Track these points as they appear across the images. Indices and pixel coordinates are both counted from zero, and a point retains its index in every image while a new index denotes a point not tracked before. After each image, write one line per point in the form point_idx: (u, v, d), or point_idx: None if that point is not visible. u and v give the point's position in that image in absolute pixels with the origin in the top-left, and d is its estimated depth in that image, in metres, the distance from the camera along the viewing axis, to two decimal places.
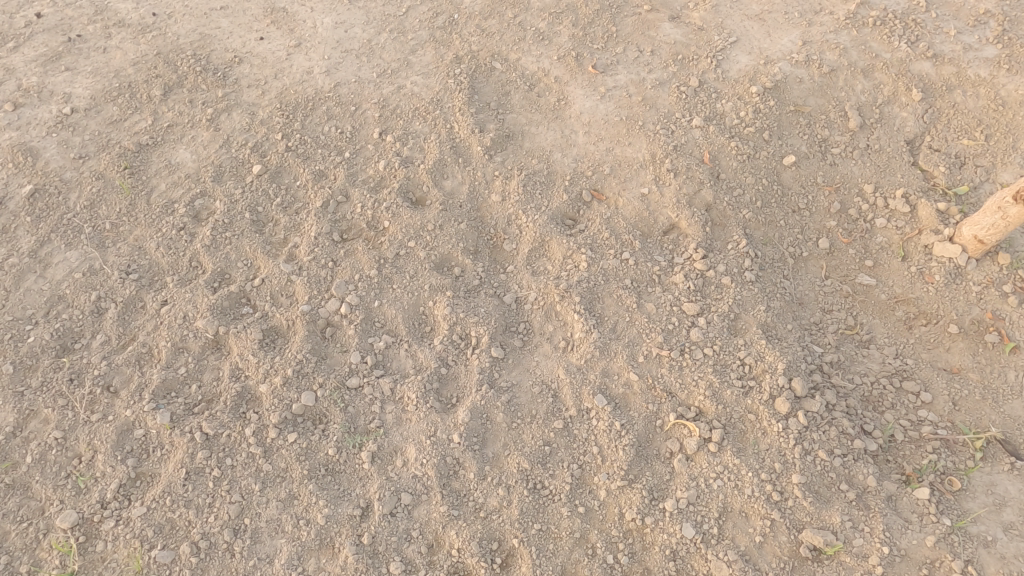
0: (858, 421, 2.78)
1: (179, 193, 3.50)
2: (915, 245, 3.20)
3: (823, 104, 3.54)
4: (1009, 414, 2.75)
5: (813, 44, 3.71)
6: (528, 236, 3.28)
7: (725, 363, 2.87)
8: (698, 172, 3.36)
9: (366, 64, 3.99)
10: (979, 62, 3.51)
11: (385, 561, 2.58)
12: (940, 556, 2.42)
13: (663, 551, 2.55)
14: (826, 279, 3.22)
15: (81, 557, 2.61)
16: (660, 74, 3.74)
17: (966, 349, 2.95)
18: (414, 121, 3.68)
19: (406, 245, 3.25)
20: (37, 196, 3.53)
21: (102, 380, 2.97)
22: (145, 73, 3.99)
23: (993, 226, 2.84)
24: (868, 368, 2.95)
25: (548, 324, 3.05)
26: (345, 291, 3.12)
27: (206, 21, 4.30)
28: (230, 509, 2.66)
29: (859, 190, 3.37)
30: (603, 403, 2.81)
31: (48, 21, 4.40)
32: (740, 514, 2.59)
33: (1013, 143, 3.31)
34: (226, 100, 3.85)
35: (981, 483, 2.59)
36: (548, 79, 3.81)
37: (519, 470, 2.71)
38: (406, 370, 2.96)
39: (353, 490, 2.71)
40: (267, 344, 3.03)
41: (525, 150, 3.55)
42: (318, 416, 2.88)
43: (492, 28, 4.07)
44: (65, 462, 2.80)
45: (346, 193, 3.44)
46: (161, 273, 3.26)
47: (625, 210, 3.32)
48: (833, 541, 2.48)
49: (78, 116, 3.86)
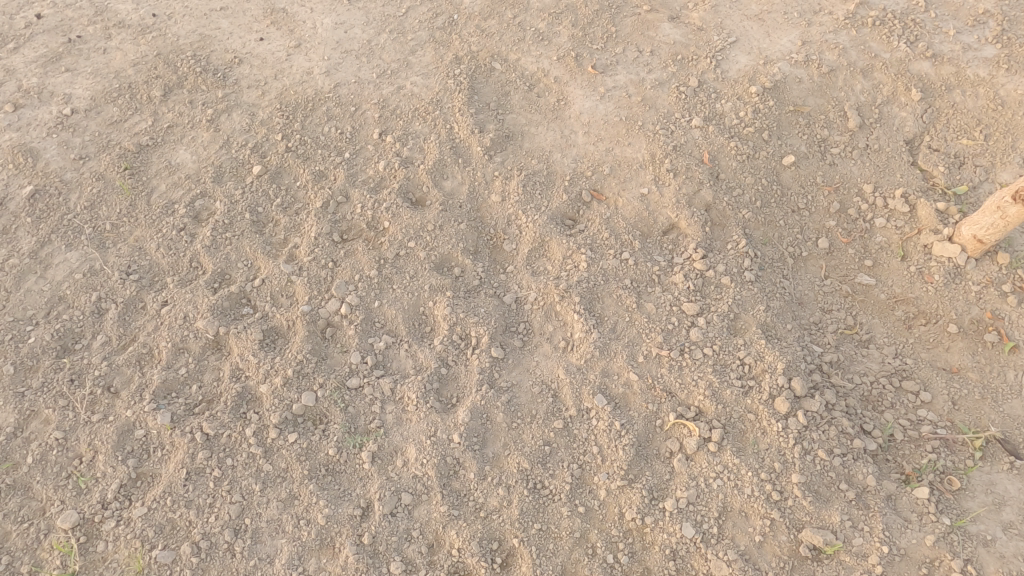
0: (858, 421, 2.79)
1: (179, 194, 3.50)
2: (914, 245, 3.21)
3: (823, 103, 3.54)
4: (1008, 414, 2.75)
5: (812, 43, 3.72)
6: (528, 236, 3.29)
7: (724, 363, 2.87)
8: (698, 172, 3.36)
9: (366, 64, 3.99)
10: (978, 62, 3.52)
11: (385, 561, 2.58)
12: (939, 555, 2.43)
13: (663, 550, 2.55)
14: (825, 279, 3.22)
15: (82, 557, 2.61)
16: (660, 74, 3.75)
17: (966, 348, 2.95)
18: (414, 121, 3.68)
19: (406, 245, 3.25)
20: (38, 197, 3.54)
21: (102, 380, 2.97)
22: (145, 74, 3.99)
23: (992, 226, 2.85)
24: (868, 368, 2.96)
25: (548, 324, 3.06)
26: (345, 291, 3.12)
27: (206, 22, 4.31)
28: (230, 509, 2.67)
29: (859, 190, 3.37)
30: (602, 403, 2.82)
31: (49, 21, 4.40)
32: (740, 513, 2.59)
33: (1011, 143, 3.32)
34: (226, 101, 3.86)
35: (980, 482, 2.60)
36: (548, 79, 3.81)
37: (519, 470, 2.72)
38: (406, 370, 2.97)
39: (354, 491, 2.71)
40: (267, 344, 3.03)
41: (525, 150, 3.56)
42: (319, 416, 2.88)
43: (491, 28, 4.07)
44: (65, 462, 2.80)
45: (346, 194, 3.44)
46: (161, 273, 3.27)
47: (625, 210, 3.33)
48: (832, 540, 2.48)
49: (78, 117, 3.86)
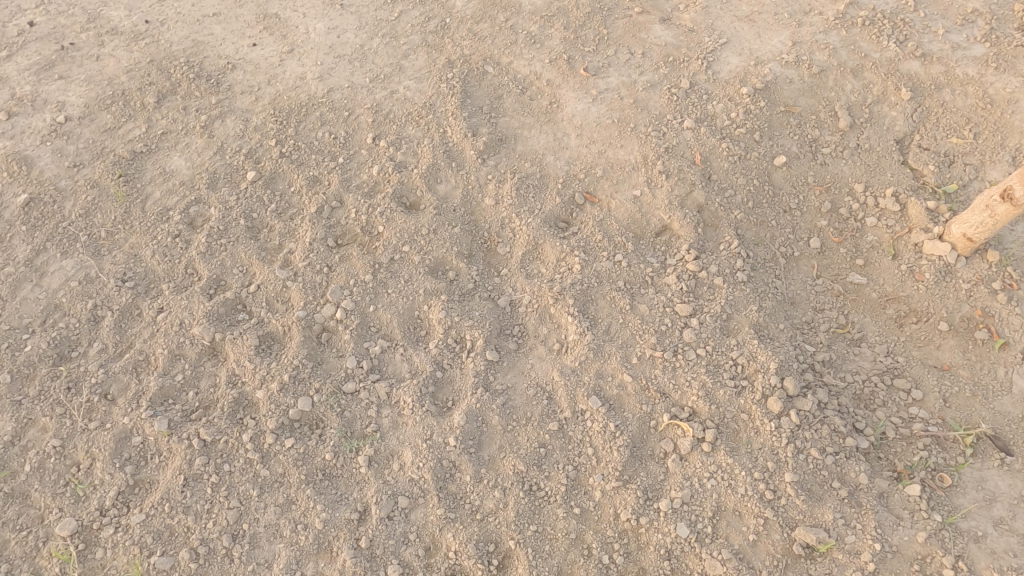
0: (850, 420, 2.81)
1: (173, 201, 3.51)
2: (905, 243, 3.23)
3: (813, 104, 3.57)
4: (998, 411, 2.78)
5: (803, 44, 3.73)
6: (521, 239, 3.30)
7: (717, 363, 2.89)
8: (690, 173, 3.38)
9: (358, 68, 4.00)
10: (967, 62, 3.54)
11: (383, 565, 2.61)
12: (931, 552, 2.45)
13: (658, 550, 2.58)
14: (817, 279, 3.25)
15: (82, 564, 2.63)
16: (651, 76, 3.77)
17: (956, 346, 2.97)
18: (407, 126, 3.69)
19: (400, 250, 3.26)
20: (32, 205, 3.55)
21: (99, 388, 2.98)
22: (138, 81, 4.00)
23: (981, 224, 2.87)
24: (859, 367, 2.99)
25: (543, 326, 3.08)
26: (340, 296, 3.14)
27: (198, 28, 4.31)
28: (228, 515, 2.69)
29: (850, 190, 3.40)
30: (597, 405, 2.84)
31: (41, 29, 4.40)
32: (733, 513, 2.62)
33: (1000, 141, 3.34)
34: (219, 107, 3.87)
35: (971, 479, 2.63)
36: (540, 82, 3.83)
37: (515, 472, 2.74)
38: (402, 375, 2.98)
39: (351, 495, 2.74)
40: (263, 350, 3.05)
41: (517, 153, 3.57)
42: (315, 421, 2.90)
43: (483, 31, 4.08)
44: (63, 469, 2.82)
45: (341, 199, 3.46)
46: (157, 281, 3.28)
47: (618, 212, 3.35)
48: (825, 538, 2.51)
49: (71, 124, 3.87)
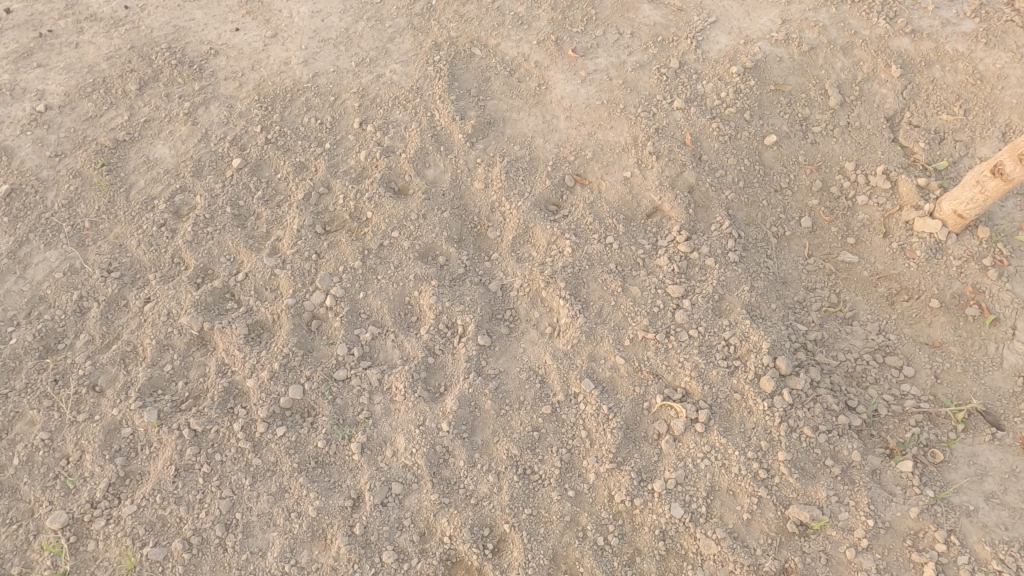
0: (843, 398, 2.82)
1: (158, 189, 3.46)
2: (896, 221, 3.22)
3: (804, 82, 3.54)
4: (989, 386, 2.80)
5: (792, 22, 3.69)
6: (512, 222, 3.28)
7: (710, 344, 2.89)
8: (680, 154, 3.36)
9: (344, 53, 3.94)
10: (957, 37, 3.51)
11: (378, 551, 2.60)
12: (923, 527, 2.47)
13: (653, 531, 2.58)
14: (809, 258, 3.24)
15: (73, 557, 2.61)
16: (640, 56, 3.73)
17: (947, 322, 2.97)
18: (394, 110, 3.64)
19: (389, 235, 3.23)
20: (14, 196, 3.49)
21: (87, 380, 2.95)
22: (119, 68, 3.93)
23: (971, 201, 2.87)
24: (851, 345, 2.99)
25: (535, 310, 3.06)
26: (329, 283, 3.10)
27: (179, 13, 4.22)
28: (221, 504, 2.67)
29: (840, 168, 3.39)
30: (590, 387, 2.83)
31: (18, 16, 4.31)
32: (728, 492, 2.62)
33: (990, 117, 3.33)
34: (202, 93, 3.79)
35: (962, 454, 2.65)
36: (528, 64, 3.78)
37: (508, 456, 2.73)
38: (393, 361, 2.96)
39: (343, 482, 2.72)
40: (253, 338, 3.02)
41: (506, 136, 3.53)
42: (307, 409, 2.88)
43: (470, 13, 4.01)
44: (52, 462, 2.79)
45: (328, 184, 3.42)
46: (143, 271, 3.24)
47: (608, 194, 3.32)
48: (819, 516, 2.52)
49: (52, 113, 3.80)
